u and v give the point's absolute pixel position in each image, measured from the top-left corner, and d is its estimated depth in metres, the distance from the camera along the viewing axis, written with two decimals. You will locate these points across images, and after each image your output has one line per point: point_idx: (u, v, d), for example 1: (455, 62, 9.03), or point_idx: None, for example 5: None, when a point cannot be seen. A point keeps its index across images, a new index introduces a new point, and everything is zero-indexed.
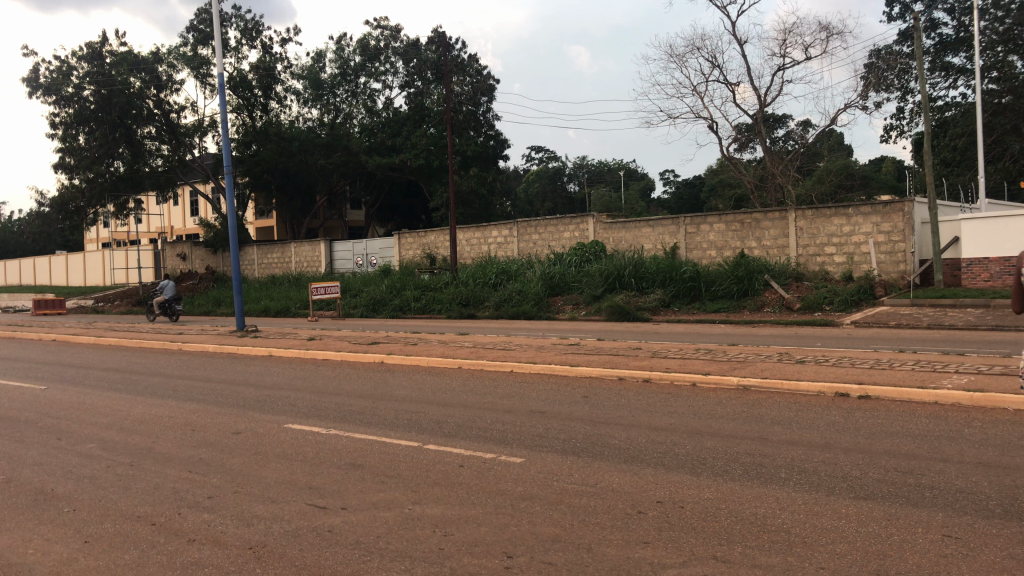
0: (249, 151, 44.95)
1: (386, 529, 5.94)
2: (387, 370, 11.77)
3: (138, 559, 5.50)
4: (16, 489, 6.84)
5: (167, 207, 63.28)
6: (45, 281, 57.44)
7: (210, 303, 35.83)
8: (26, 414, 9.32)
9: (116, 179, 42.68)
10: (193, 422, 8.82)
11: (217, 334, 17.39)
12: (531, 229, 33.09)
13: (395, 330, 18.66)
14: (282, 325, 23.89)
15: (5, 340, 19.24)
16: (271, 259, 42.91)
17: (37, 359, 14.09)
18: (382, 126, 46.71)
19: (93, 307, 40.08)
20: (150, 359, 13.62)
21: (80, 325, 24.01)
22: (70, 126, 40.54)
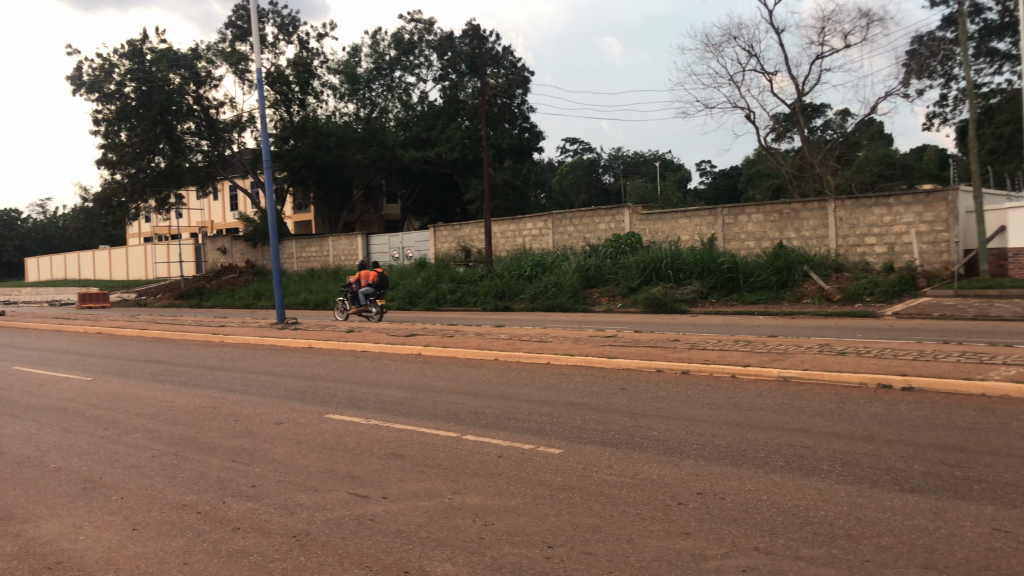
0: (287, 145, 45.88)
1: (427, 518, 6.00)
2: (425, 362, 11.83)
3: (185, 546, 5.62)
4: (66, 476, 7.01)
5: (207, 201, 64.23)
6: (89, 274, 58.55)
7: (250, 297, 36.26)
8: (74, 404, 9.54)
9: (158, 174, 43.45)
10: (236, 412, 8.96)
11: (257, 327, 17.58)
12: (567, 220, 33.05)
13: (433, 322, 18.75)
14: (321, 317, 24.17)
15: (52, 332, 19.66)
16: (309, 252, 43.33)
17: (84, 352, 14.37)
18: (418, 119, 46.92)
19: (137, 301, 40.77)
20: (194, 350, 13.85)
21: (123, 318, 24.39)
22: (112, 123, 41.39)
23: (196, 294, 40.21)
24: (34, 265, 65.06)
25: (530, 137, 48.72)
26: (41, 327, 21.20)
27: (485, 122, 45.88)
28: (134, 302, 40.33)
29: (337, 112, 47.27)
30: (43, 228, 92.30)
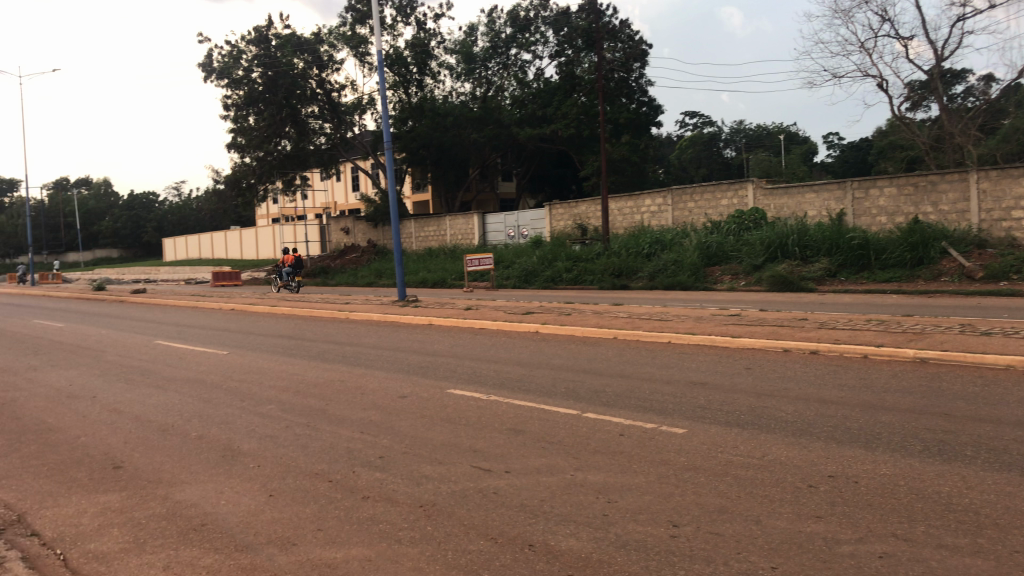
0: (405, 127, 46.52)
1: (549, 492, 6.02)
2: (543, 339, 11.87)
3: (318, 512, 5.83)
4: (207, 443, 7.39)
5: (330, 183, 66.32)
6: (222, 254, 61.58)
7: (371, 275, 37.26)
8: (212, 376, 10.05)
9: (284, 157, 45.10)
10: (362, 386, 9.23)
11: (380, 304, 18.07)
12: (686, 196, 32.45)
13: (551, 300, 18.79)
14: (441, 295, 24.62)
15: (192, 308, 20.79)
16: (427, 232, 44.12)
17: (222, 327, 15.12)
18: (533, 97, 47.15)
19: (266, 279, 42.60)
20: (322, 326, 14.35)
21: (255, 296, 25.56)
22: (242, 108, 43.40)
23: (321, 273, 41.66)
24: (173, 245, 68.81)
25: (648, 112, 47.95)
26: (181, 304, 22.40)
27: (602, 98, 45.57)
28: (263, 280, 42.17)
29: (454, 92, 47.48)
30: (181, 210, 97.44)
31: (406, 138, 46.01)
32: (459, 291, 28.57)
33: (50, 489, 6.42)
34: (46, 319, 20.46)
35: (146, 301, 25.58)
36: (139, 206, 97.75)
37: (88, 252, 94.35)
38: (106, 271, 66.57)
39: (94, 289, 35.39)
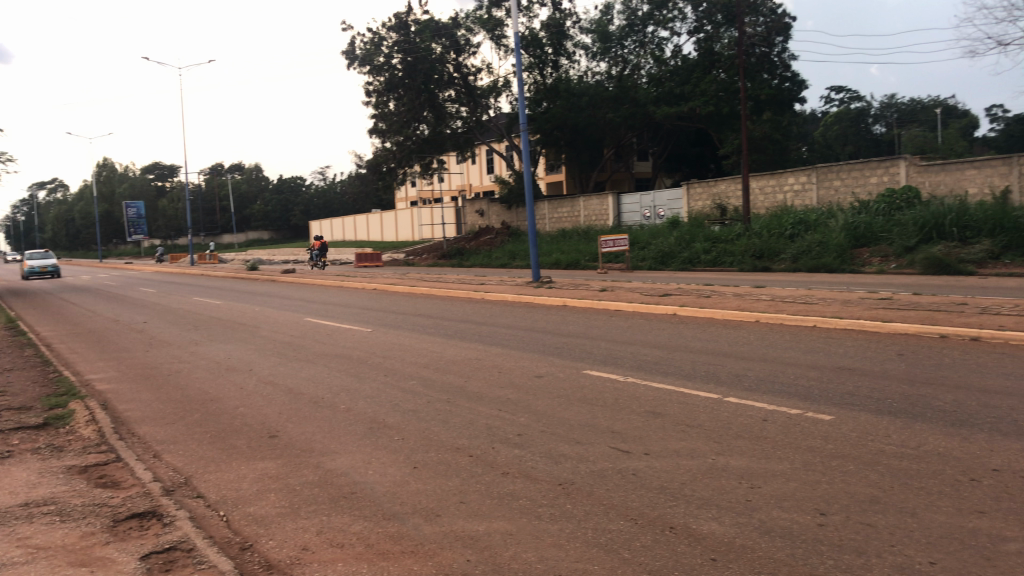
0: (540, 108, 47.44)
1: (690, 476, 5.93)
2: (681, 322, 11.68)
3: (460, 486, 5.96)
4: (354, 416, 7.70)
5: (466, 166, 67.46)
6: (364, 236, 63.84)
7: (506, 256, 37.69)
8: (357, 352, 10.46)
9: (422, 141, 46.10)
10: (499, 364, 9.37)
11: (516, 285, 18.26)
12: (833, 174, 31.15)
13: (689, 282, 18.44)
14: (577, 276, 24.65)
15: (338, 287, 21.68)
16: (561, 213, 44.17)
17: (366, 305, 15.69)
18: (671, 74, 46.09)
19: (405, 260, 43.86)
20: (460, 306, 14.65)
21: (396, 276, 26.35)
22: (383, 94, 44.65)
23: (456, 254, 42.50)
24: (318, 227, 71.87)
25: (791, 87, 46.18)
26: (327, 283, 23.37)
27: (742, 74, 44.31)
28: (402, 261, 43.43)
29: (589, 72, 47.34)
30: (326, 194, 101.45)
31: (541, 119, 46.75)
32: (594, 272, 28.50)
33: (214, 455, 6.85)
34: (206, 297, 21.81)
35: (294, 280, 26.84)
36: (287, 190, 102.60)
37: (242, 233, 99.92)
38: (257, 252, 70.33)
39: (246, 269, 37.45)
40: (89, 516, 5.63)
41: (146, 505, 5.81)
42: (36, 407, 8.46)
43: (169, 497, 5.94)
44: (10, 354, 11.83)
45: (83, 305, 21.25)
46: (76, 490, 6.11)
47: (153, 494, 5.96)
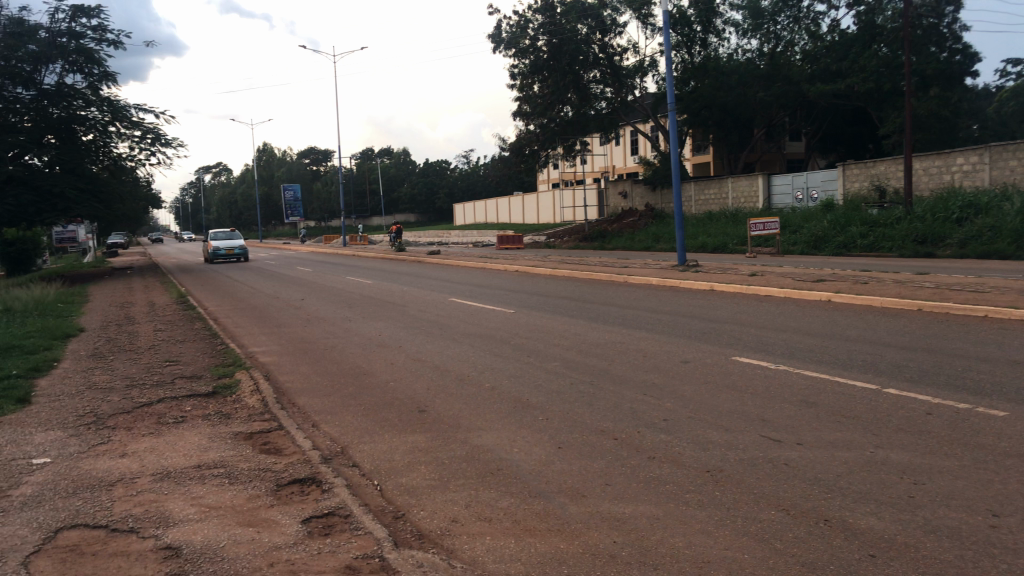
0: (687, 88, 45.91)
1: (847, 469, 5.68)
2: (836, 309, 11.19)
3: (606, 468, 5.95)
4: (500, 395, 7.82)
5: (610, 147, 67.04)
6: (506, 218, 64.68)
7: (649, 239, 37.23)
8: (502, 332, 10.61)
9: (566, 123, 46.05)
10: (643, 348, 9.28)
11: (661, 268, 18.00)
12: (1009, 153, 28.99)
13: (847, 267, 17.61)
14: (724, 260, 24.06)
15: (484, 268, 22.06)
16: (708, 195, 43.14)
17: (512, 286, 15.90)
18: (828, 50, 44.04)
19: (547, 243, 44.13)
20: (605, 289, 14.59)
21: (539, 258, 26.55)
22: (528, 76, 45.32)
23: (598, 236, 42.36)
24: (462, 210, 73.37)
25: (962, 60, 43.17)
26: (471, 264, 23.77)
27: (907, 48, 41.88)
28: (544, 244, 43.72)
29: (740, 50, 46.01)
30: (470, 177, 103.35)
31: (688, 98, 45.33)
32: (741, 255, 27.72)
33: (367, 426, 7.12)
34: (357, 276, 22.65)
35: (440, 261, 27.48)
36: (432, 174, 104.96)
37: (389, 215, 103.28)
38: (405, 233, 72.59)
39: (394, 250, 38.71)
40: (255, 479, 5.98)
41: (306, 471, 6.11)
42: (206, 376, 9.07)
43: (327, 465, 6.22)
44: (182, 326, 12.70)
45: (245, 283, 22.49)
46: (242, 454, 6.51)
47: (313, 462, 6.26)
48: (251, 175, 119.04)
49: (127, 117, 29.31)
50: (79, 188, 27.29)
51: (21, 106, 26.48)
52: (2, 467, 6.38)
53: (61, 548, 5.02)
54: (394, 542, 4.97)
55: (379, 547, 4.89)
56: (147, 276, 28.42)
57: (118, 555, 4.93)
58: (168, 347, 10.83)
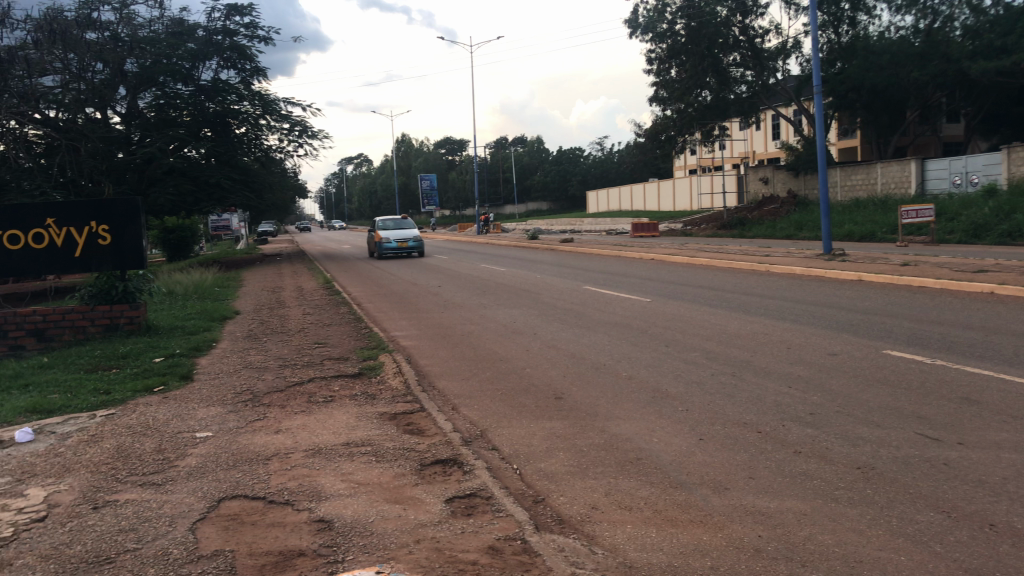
0: (834, 68, 44.70)
1: (1016, 472, 5.31)
2: (1000, 302, 10.47)
3: (749, 460, 5.80)
4: (637, 384, 7.75)
5: (750, 133, 65.26)
6: (641, 206, 64.05)
7: (792, 227, 35.99)
8: (638, 321, 10.52)
9: (704, 108, 45.01)
10: (787, 340, 8.98)
11: (806, 257, 17.37)
12: None
13: (1013, 258, 16.44)
14: (876, 248, 22.99)
15: (620, 256, 21.92)
16: (855, 181, 41.25)
17: (649, 274, 15.72)
18: (991, 24, 41.14)
19: (683, 230, 43.42)
20: (746, 278, 14.20)
21: (677, 246, 26.15)
22: (665, 61, 44.91)
23: (737, 224, 41.30)
24: (596, 198, 73.19)
25: None
26: (606, 252, 23.59)
27: None
28: (680, 232, 43.03)
29: (892, 27, 43.68)
30: (605, 165, 102.76)
31: (835, 79, 43.99)
32: (893, 244, 26.39)
33: (506, 411, 7.22)
34: (494, 263, 22.97)
35: (575, 249, 27.48)
36: (567, 162, 104.76)
37: (523, 203, 104.14)
38: (539, 221, 73.09)
39: (530, 238, 39.05)
40: (400, 458, 6.17)
41: (448, 453, 6.25)
42: (352, 358, 9.42)
43: (468, 447, 6.35)
44: (328, 311, 13.24)
45: (387, 270, 23.12)
46: (387, 434, 6.72)
47: (454, 443, 6.40)
48: (391, 165, 122.53)
49: (276, 111, 30.90)
50: (232, 178, 28.93)
51: (181, 101, 27.83)
52: (170, 439, 6.85)
53: (224, 516, 5.35)
54: (535, 525, 5.02)
55: (520, 530, 4.95)
56: (294, 262, 29.79)
57: (275, 525, 5.20)
58: (316, 330, 11.32)
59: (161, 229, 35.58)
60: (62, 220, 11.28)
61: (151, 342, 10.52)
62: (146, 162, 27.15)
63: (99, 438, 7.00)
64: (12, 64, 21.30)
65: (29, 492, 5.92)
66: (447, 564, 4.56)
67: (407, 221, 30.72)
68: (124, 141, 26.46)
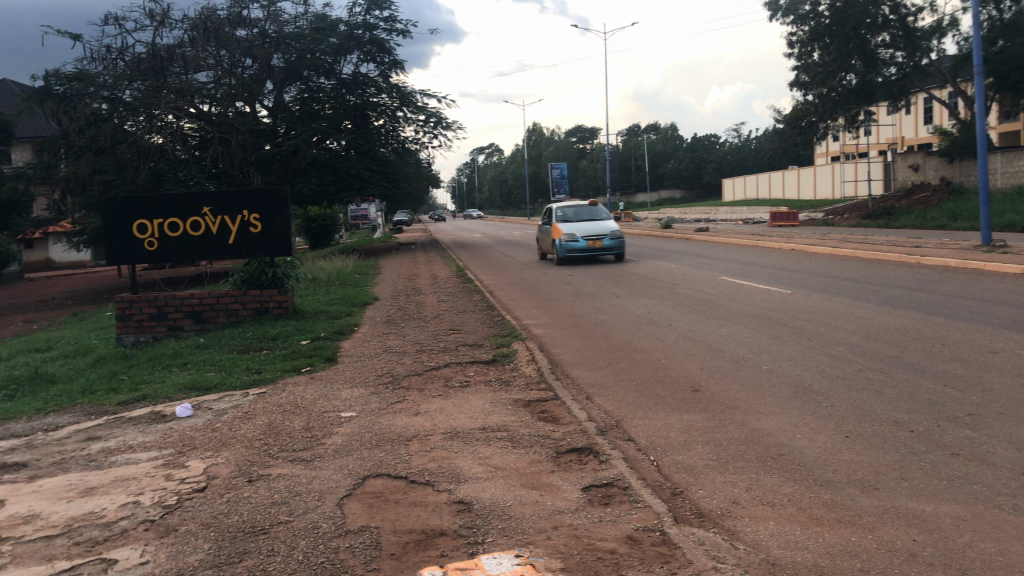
0: (995, 47, 41.84)
1: None
2: None
3: (902, 461, 5.52)
4: (779, 378, 7.52)
5: (899, 117, 62.09)
6: (779, 194, 62.11)
7: (945, 217, 34.02)
8: (778, 313, 10.20)
9: (849, 92, 43.21)
10: (941, 336, 8.50)
11: (963, 249, 16.37)
12: None
13: None
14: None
15: (759, 246, 21.32)
16: (1017, 167, 38.57)
17: (791, 265, 15.20)
18: None
19: (824, 220, 41.82)
20: (896, 270, 13.53)
21: (821, 236, 25.20)
22: (807, 44, 43.84)
23: (884, 213, 39.40)
24: (731, 186, 71.45)
25: None
26: (745, 242, 23.03)
27: None
28: (822, 221, 41.49)
29: None
30: (741, 152, 100.04)
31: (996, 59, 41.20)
32: None
33: (642, 402, 7.15)
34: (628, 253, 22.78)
35: (711, 239, 26.85)
36: (702, 150, 102.49)
37: (655, 191, 102.88)
38: (671, 210, 72.07)
39: (663, 227, 38.55)
40: (537, 445, 6.22)
41: (584, 441, 6.25)
42: (486, 344, 9.56)
43: (603, 437, 6.32)
44: (462, 298, 13.48)
45: (520, 258, 23.27)
46: (523, 421, 6.78)
47: (590, 433, 6.39)
48: (523, 154, 123.51)
49: (412, 103, 31.65)
50: (371, 169, 29.90)
51: (324, 94, 29.03)
52: (317, 418, 7.15)
53: (368, 494, 5.54)
54: (674, 518, 4.96)
55: (659, 521, 4.90)
56: (429, 251, 30.52)
57: (416, 505, 5.35)
58: (451, 317, 11.55)
59: (305, 219, 37.26)
60: (216, 209, 11.93)
61: (297, 325, 11.02)
62: (291, 154, 28.38)
63: (252, 414, 7.40)
64: (169, 61, 23.53)
65: (190, 464, 6.31)
66: (585, 551, 4.57)
67: (599, 205, 21.15)
68: (271, 134, 27.83)
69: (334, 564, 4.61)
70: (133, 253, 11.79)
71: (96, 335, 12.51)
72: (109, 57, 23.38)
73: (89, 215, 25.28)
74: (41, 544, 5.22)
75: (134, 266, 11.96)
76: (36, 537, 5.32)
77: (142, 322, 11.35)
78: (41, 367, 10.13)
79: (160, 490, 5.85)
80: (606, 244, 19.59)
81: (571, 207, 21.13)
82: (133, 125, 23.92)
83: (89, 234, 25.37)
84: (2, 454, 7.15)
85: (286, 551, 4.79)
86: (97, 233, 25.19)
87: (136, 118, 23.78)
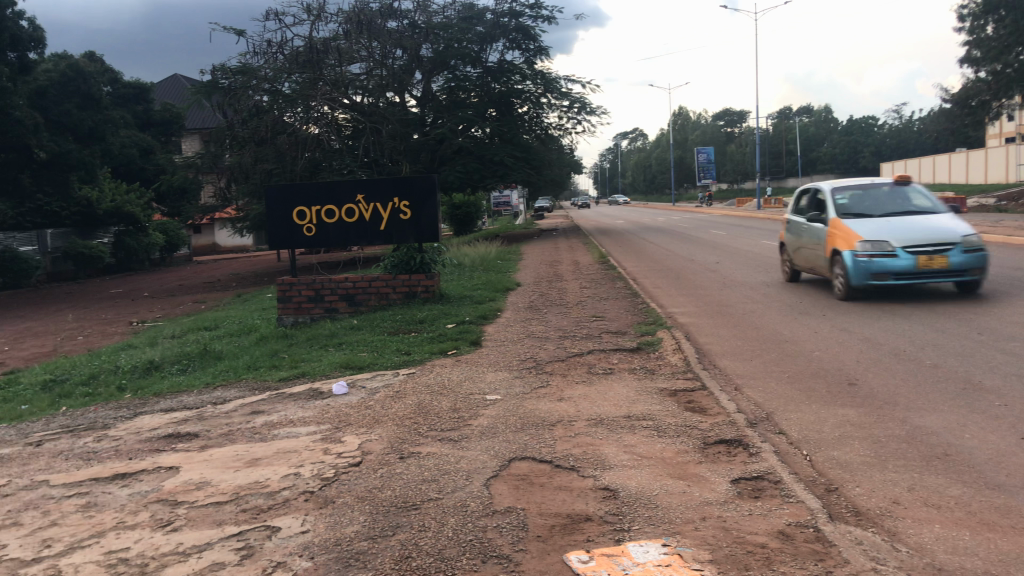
0: None
1: None
2: None
3: None
4: (944, 374, 7.09)
5: None
6: (944, 179, 58.45)
7: None
8: (943, 306, 9.61)
9: None
10: None
11: None
12: None
13: None
14: None
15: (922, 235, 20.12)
16: None
17: None
18: None
19: (996, 206, 39.02)
20: None
21: (992, 225, 23.50)
22: (980, 17, 40.96)
23: None
24: (891, 170, 67.78)
25: None
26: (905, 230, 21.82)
27: None
28: (993, 208, 38.75)
29: None
30: (902, 134, 94.73)
31: None
32: None
33: (793, 395, 6.93)
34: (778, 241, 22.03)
35: None
36: (858, 132, 97.64)
37: (807, 176, 99.02)
38: (825, 196, 69.13)
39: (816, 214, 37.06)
40: (683, 435, 6.13)
41: (732, 433, 6.11)
42: (630, 332, 9.49)
43: (753, 429, 6.15)
44: (605, 285, 13.42)
45: (664, 245, 22.95)
46: (669, 411, 6.70)
47: (739, 425, 6.24)
48: (667, 139, 121.56)
49: (556, 89, 31.82)
50: (515, 156, 30.24)
51: (470, 83, 29.29)
52: (464, 400, 7.32)
53: (514, 476, 5.63)
54: (829, 515, 4.77)
55: (813, 518, 4.73)
56: (571, 237, 30.58)
57: (562, 489, 5.39)
58: (594, 304, 11.54)
59: (450, 206, 38.12)
60: (369, 196, 12.37)
61: (444, 309, 11.30)
62: (438, 142, 29.04)
63: (402, 394, 7.66)
64: (326, 54, 24.34)
65: (346, 439, 6.61)
66: (735, 544, 4.48)
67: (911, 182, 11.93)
68: (419, 123, 28.61)
69: (482, 543, 4.72)
70: (292, 238, 12.42)
71: (258, 315, 13.27)
72: (270, 51, 24.70)
73: (251, 202, 26.84)
74: (212, 509, 5.60)
75: (293, 250, 12.60)
76: (208, 502, 5.72)
77: (301, 304, 11.96)
78: (210, 344, 10.86)
79: (318, 463, 6.15)
80: (953, 261, 10.33)
81: (853, 191, 11.90)
82: (291, 116, 24.93)
83: (252, 221, 26.94)
84: (177, 424, 7.71)
85: (436, 528, 4.95)
86: (258, 218, 26.75)
87: (294, 110, 24.70)
